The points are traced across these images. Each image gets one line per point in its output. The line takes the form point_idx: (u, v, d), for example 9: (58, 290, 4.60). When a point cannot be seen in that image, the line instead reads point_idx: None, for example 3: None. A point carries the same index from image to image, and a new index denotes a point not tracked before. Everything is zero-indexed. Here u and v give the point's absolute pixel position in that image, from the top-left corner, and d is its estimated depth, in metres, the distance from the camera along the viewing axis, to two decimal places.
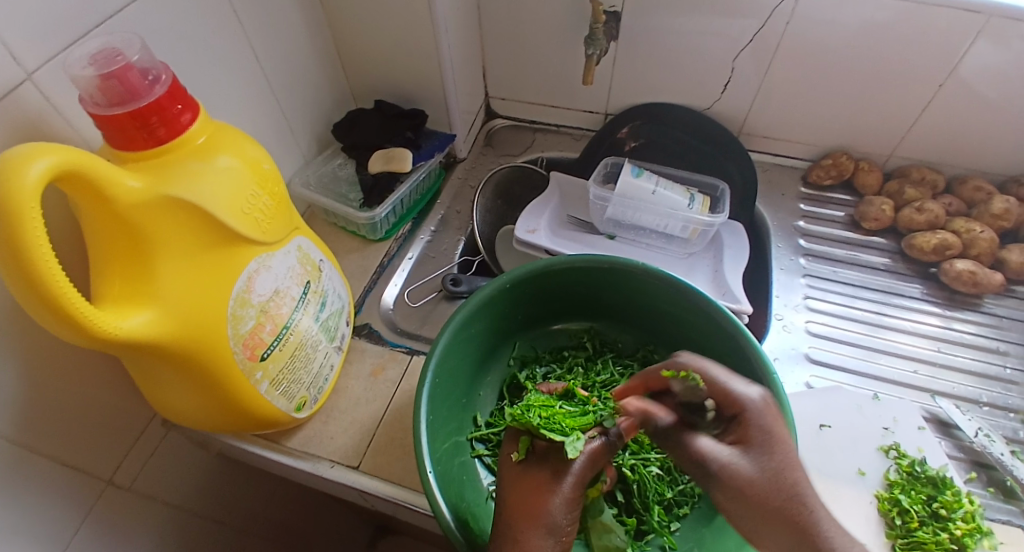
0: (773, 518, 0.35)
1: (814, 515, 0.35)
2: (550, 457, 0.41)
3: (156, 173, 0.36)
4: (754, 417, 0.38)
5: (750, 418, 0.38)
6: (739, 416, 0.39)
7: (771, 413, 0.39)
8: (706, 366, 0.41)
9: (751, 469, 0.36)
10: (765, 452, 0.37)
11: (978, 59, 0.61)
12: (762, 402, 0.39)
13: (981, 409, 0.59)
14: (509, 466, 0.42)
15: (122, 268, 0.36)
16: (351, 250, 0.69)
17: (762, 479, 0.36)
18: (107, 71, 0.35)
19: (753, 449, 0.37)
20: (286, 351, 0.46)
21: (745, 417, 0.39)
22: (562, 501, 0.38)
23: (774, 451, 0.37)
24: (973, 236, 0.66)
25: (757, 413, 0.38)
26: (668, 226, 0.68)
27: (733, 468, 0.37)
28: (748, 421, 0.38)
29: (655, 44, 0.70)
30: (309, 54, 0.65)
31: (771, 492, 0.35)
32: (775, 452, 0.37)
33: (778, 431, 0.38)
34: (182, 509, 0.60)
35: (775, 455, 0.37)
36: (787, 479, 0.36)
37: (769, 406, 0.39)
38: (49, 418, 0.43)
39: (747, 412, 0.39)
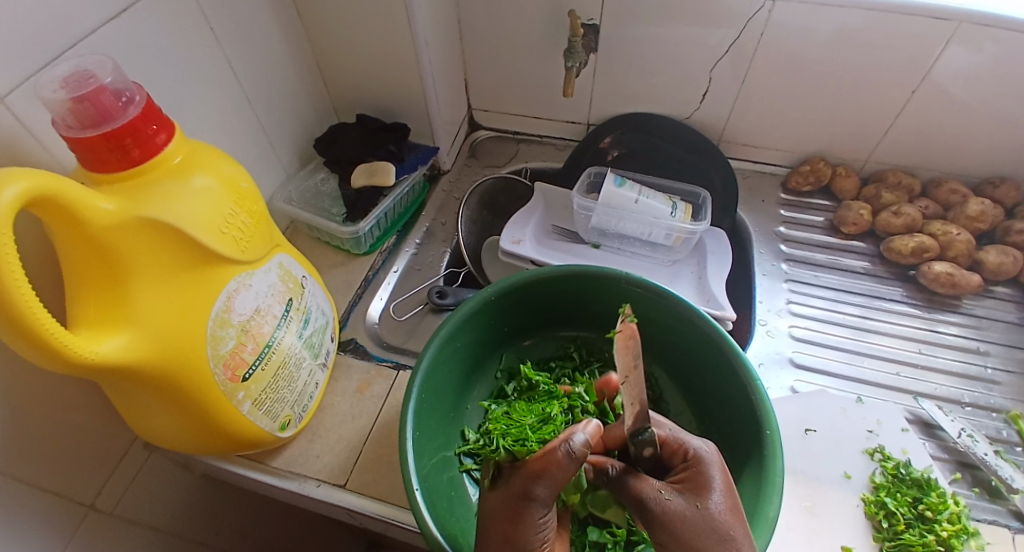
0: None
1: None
2: (511, 478, 0.38)
3: (130, 194, 0.36)
4: (705, 466, 0.37)
5: (699, 468, 0.37)
6: (689, 467, 0.38)
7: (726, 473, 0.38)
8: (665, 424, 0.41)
9: (694, 513, 0.35)
10: (711, 501, 0.35)
11: (949, 63, 0.62)
12: (715, 456, 0.38)
13: (963, 410, 0.60)
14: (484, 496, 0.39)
15: (97, 292, 0.35)
16: (335, 264, 0.68)
17: (701, 523, 0.34)
18: (79, 94, 0.34)
19: (698, 499, 0.35)
20: (269, 370, 0.46)
21: (694, 465, 0.38)
22: (535, 525, 0.36)
23: (722, 504, 0.35)
24: (950, 238, 0.67)
25: (712, 467, 0.37)
26: (653, 234, 0.68)
27: (675, 510, 0.35)
28: (699, 468, 0.37)
29: (634, 54, 0.71)
30: (288, 69, 0.64)
31: (699, 531, 0.34)
32: (722, 507, 0.35)
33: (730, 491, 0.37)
34: (166, 533, 0.59)
35: (724, 506, 0.35)
36: (718, 525, 0.34)
37: (718, 462, 0.38)
38: (27, 444, 0.42)
39: (698, 462, 0.38)
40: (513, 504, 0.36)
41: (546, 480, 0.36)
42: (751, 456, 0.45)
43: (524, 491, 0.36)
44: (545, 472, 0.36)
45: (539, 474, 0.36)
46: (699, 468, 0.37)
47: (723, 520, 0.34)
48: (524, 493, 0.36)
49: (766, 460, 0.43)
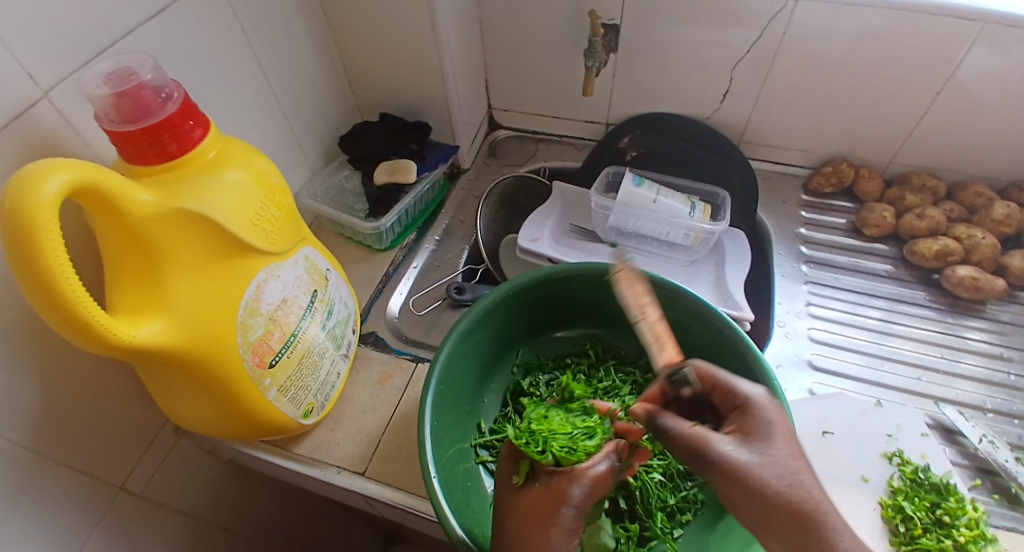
0: (775, 510, 0.33)
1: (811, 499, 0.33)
2: (553, 481, 0.39)
3: (167, 186, 0.38)
4: (762, 413, 0.37)
5: (757, 416, 0.37)
6: (747, 414, 0.38)
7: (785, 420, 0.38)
8: (714, 371, 0.41)
9: (759, 462, 0.35)
10: (774, 447, 0.35)
11: (974, 64, 0.61)
12: (772, 403, 0.38)
13: (985, 416, 0.58)
14: (510, 491, 0.40)
15: (135, 279, 0.37)
16: (357, 259, 0.70)
17: (768, 471, 0.34)
18: (121, 90, 0.36)
19: (762, 446, 0.36)
20: (293, 359, 0.47)
21: (752, 413, 0.38)
22: (564, 532, 0.37)
23: (787, 451, 0.35)
24: (975, 241, 0.66)
25: (772, 415, 0.37)
26: (671, 233, 0.69)
27: (739, 459, 0.35)
28: (758, 417, 0.37)
29: (655, 54, 0.71)
30: (315, 68, 0.66)
31: (770, 478, 0.34)
32: (787, 451, 0.35)
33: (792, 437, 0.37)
34: (192, 516, 0.61)
35: (790, 451, 0.36)
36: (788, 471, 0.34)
37: (775, 409, 0.38)
38: (63, 425, 0.44)
39: (756, 410, 0.38)
40: (552, 503, 0.38)
41: (584, 482, 0.39)
42: None
43: (564, 493, 0.38)
44: (584, 476, 0.39)
45: (578, 478, 0.39)
46: (758, 415, 0.37)
47: (792, 466, 0.35)
48: (564, 495, 0.38)
49: None
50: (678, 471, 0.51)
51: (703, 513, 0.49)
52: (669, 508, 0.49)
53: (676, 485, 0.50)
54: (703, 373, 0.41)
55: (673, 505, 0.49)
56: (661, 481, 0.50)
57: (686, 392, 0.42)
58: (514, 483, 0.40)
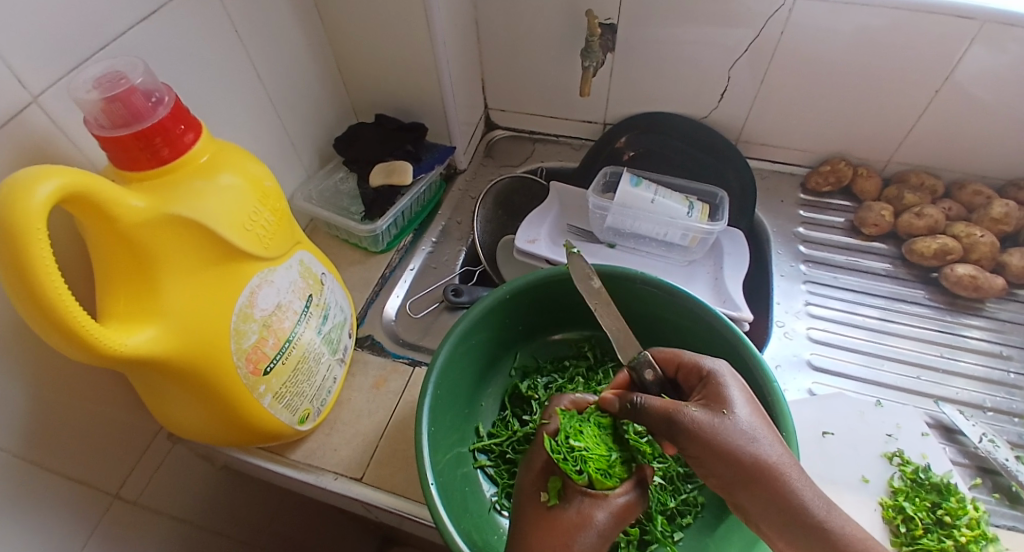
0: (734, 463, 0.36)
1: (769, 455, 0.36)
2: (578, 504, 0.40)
3: (159, 192, 0.37)
4: (724, 381, 0.39)
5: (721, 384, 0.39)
6: (708, 384, 0.40)
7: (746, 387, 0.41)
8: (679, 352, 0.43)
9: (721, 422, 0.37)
10: (735, 408, 0.37)
11: (972, 63, 0.61)
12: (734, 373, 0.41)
13: (985, 415, 0.58)
14: (533, 506, 0.41)
15: (126, 286, 0.36)
16: (353, 262, 0.69)
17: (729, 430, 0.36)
18: (111, 94, 0.35)
19: (726, 409, 0.37)
20: (288, 365, 0.47)
21: (715, 382, 0.40)
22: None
23: (750, 412, 0.38)
24: (974, 240, 0.66)
25: (733, 382, 0.39)
26: (668, 234, 0.68)
27: (703, 420, 0.37)
28: (721, 385, 0.39)
29: (652, 54, 0.70)
30: (309, 70, 0.66)
31: (732, 437, 0.36)
32: (749, 412, 0.38)
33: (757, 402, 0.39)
34: (187, 522, 0.60)
35: (752, 412, 0.38)
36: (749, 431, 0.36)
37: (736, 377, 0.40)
38: (56, 434, 0.44)
39: (719, 377, 0.40)
40: (574, 525, 0.39)
41: (611, 510, 0.40)
42: None
43: (591, 518, 0.39)
44: (612, 503, 0.41)
45: (605, 504, 0.40)
46: (722, 383, 0.39)
47: (753, 425, 0.37)
48: (588, 520, 0.39)
49: None
50: (677, 474, 0.50)
51: (703, 516, 0.49)
52: (669, 511, 0.49)
53: (675, 489, 0.50)
54: (668, 354, 0.44)
55: (673, 508, 0.49)
56: (660, 484, 0.50)
57: (650, 375, 0.43)
58: (542, 501, 0.41)
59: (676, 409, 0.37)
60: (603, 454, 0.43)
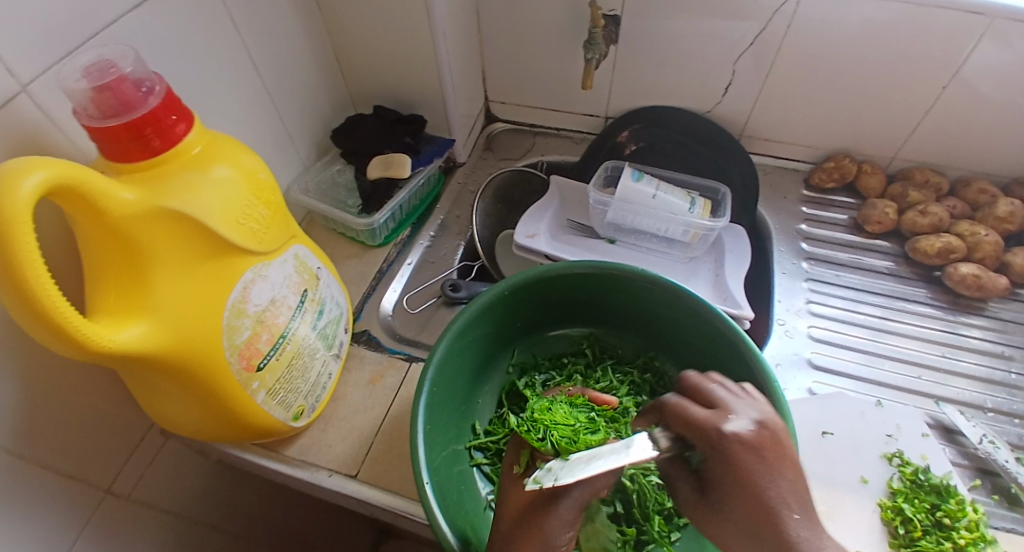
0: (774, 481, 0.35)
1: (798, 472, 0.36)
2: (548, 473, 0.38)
3: (149, 184, 0.36)
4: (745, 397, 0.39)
5: (727, 455, 0.35)
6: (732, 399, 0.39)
7: (765, 442, 0.36)
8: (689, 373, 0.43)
9: (759, 435, 0.36)
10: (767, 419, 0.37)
11: (981, 59, 0.60)
12: (748, 431, 0.36)
13: (985, 415, 0.58)
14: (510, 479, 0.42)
15: (116, 281, 0.36)
16: (350, 255, 0.68)
17: (767, 444, 0.36)
18: (101, 84, 0.34)
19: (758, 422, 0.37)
20: (283, 361, 0.46)
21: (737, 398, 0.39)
22: (562, 521, 0.37)
23: (762, 484, 0.34)
24: (977, 239, 0.65)
25: (741, 451, 0.35)
26: (669, 230, 0.67)
27: (743, 434, 0.36)
28: (726, 457, 0.35)
29: (655, 47, 0.69)
30: (306, 59, 0.64)
31: (772, 449, 0.36)
32: (760, 484, 0.34)
33: (775, 464, 0.35)
34: (181, 515, 0.60)
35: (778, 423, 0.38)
36: (781, 442, 0.36)
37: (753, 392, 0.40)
38: (48, 427, 0.43)
39: (726, 447, 0.35)
40: (546, 497, 0.37)
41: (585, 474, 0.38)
42: None
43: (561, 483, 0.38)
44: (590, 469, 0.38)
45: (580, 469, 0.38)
46: (727, 451, 0.35)
47: (784, 441, 0.37)
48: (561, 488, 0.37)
49: None
50: None
51: None
52: (666, 511, 0.48)
53: None
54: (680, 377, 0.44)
55: (670, 508, 0.48)
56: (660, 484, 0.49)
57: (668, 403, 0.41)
58: (516, 473, 0.42)
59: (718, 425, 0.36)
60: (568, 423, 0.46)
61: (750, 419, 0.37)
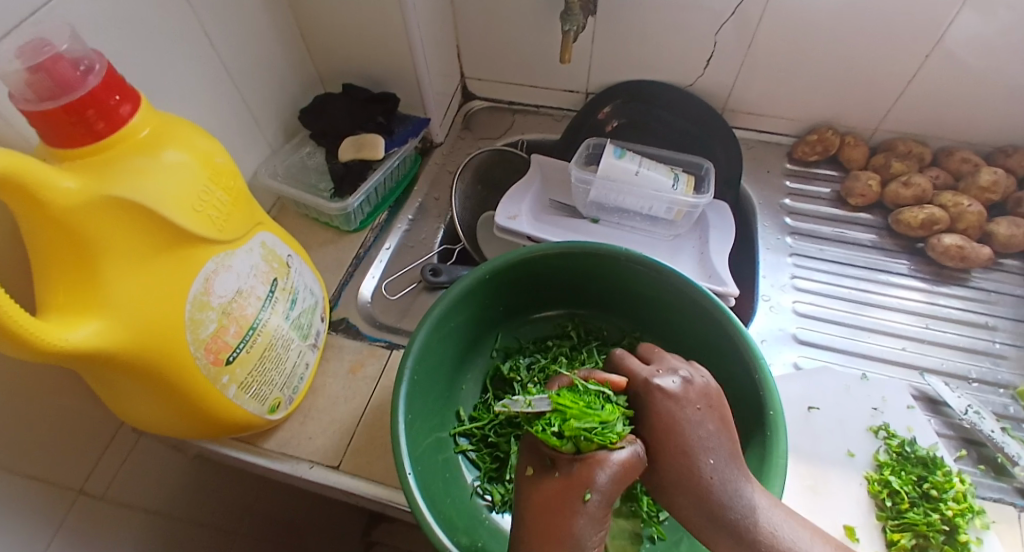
0: (691, 443, 0.37)
1: (727, 429, 0.38)
2: (571, 469, 0.36)
3: (94, 171, 0.34)
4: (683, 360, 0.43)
5: (654, 403, 0.39)
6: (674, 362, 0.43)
7: (691, 396, 0.39)
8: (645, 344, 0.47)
9: (684, 390, 0.39)
10: (699, 377, 0.41)
11: (965, 27, 0.59)
12: (675, 384, 0.40)
13: (969, 386, 0.58)
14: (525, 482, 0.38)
15: (64, 277, 0.33)
16: (325, 242, 0.66)
17: (690, 399, 0.39)
18: (35, 63, 0.32)
19: (688, 380, 0.40)
20: (254, 353, 0.44)
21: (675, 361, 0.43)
22: (590, 520, 0.34)
23: (681, 429, 0.38)
24: (961, 210, 0.65)
25: (662, 398, 0.39)
26: (653, 208, 0.66)
27: (667, 387, 0.40)
28: (650, 406, 0.39)
29: (635, 18, 0.67)
30: (269, 36, 0.61)
31: (695, 405, 0.39)
32: (679, 432, 0.38)
33: (697, 416, 0.38)
34: (160, 513, 0.58)
35: (711, 387, 0.40)
36: (712, 399, 0.40)
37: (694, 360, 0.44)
38: (9, 430, 0.41)
39: (650, 396, 0.40)
40: (572, 491, 0.35)
41: (610, 467, 0.36)
42: (754, 436, 0.44)
43: (584, 480, 0.35)
44: (611, 463, 0.36)
45: (603, 462, 0.36)
46: (652, 401, 0.39)
47: (715, 401, 0.40)
48: (585, 483, 0.35)
49: (769, 440, 0.42)
50: None
51: None
52: None
53: None
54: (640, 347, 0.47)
55: None
56: None
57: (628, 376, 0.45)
58: (529, 475, 0.38)
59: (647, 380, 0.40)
60: (577, 404, 0.39)
61: (679, 376, 0.41)
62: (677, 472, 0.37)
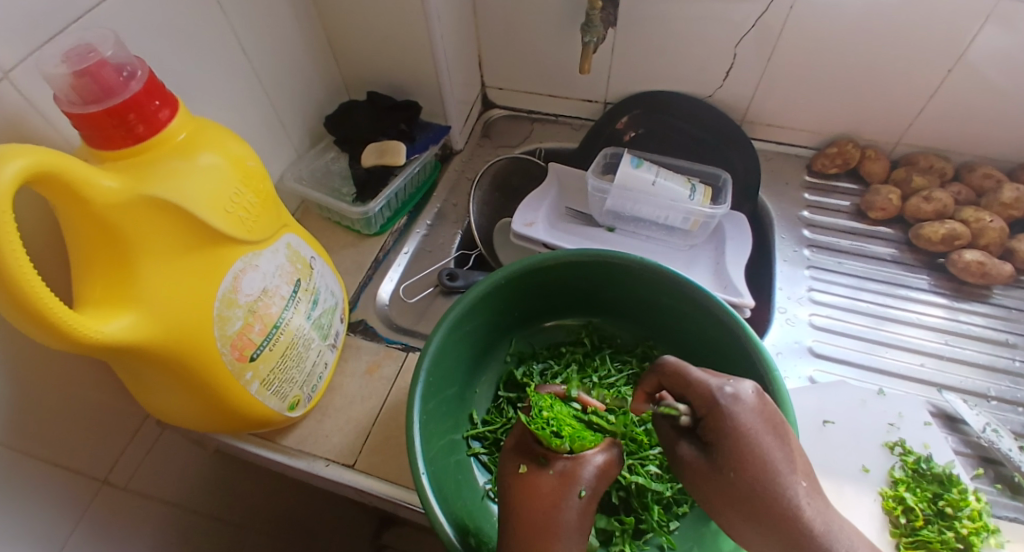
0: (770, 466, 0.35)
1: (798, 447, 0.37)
2: (563, 466, 0.40)
3: (134, 171, 0.35)
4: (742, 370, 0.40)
5: (727, 417, 0.36)
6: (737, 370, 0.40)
7: (763, 409, 0.37)
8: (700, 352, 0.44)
9: (756, 400, 0.37)
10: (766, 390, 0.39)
11: (990, 41, 0.58)
12: (743, 401, 0.37)
13: (988, 404, 0.57)
14: (515, 478, 0.40)
15: (102, 271, 0.35)
16: (346, 245, 0.67)
17: (763, 414, 0.37)
18: (81, 68, 0.34)
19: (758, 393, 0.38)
20: (277, 351, 0.45)
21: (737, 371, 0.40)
22: (581, 512, 0.38)
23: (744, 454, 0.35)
24: (983, 225, 0.64)
25: (737, 410, 0.36)
26: (669, 218, 0.66)
27: (739, 399, 0.37)
28: (723, 418, 0.37)
29: (655, 29, 0.68)
30: (298, 44, 0.63)
31: (769, 418, 0.37)
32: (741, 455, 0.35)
33: (771, 430, 0.36)
34: (178, 505, 0.59)
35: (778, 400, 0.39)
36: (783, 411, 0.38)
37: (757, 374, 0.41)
38: (40, 419, 0.43)
39: (724, 409, 0.37)
40: (567, 487, 0.39)
41: (593, 465, 0.40)
42: None
43: (577, 476, 0.39)
44: (593, 461, 0.41)
45: (587, 461, 0.41)
46: (727, 414, 0.36)
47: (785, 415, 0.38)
48: (576, 478, 0.39)
49: None
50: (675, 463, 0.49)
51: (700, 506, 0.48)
52: (666, 500, 0.48)
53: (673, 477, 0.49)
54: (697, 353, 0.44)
55: (670, 497, 0.48)
56: (657, 473, 0.49)
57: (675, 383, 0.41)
58: (520, 473, 0.40)
59: (718, 391, 0.37)
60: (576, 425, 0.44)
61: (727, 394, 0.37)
62: (756, 511, 0.35)
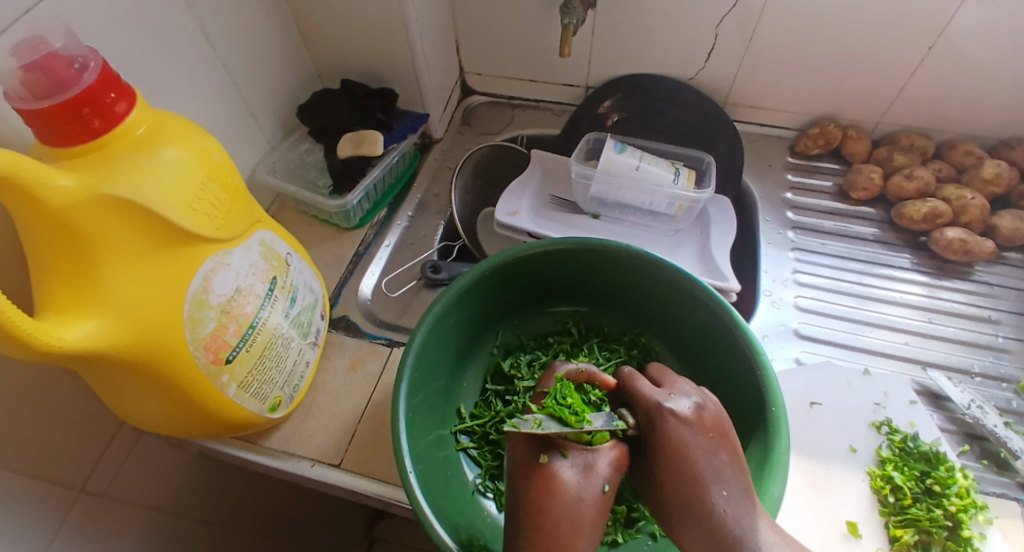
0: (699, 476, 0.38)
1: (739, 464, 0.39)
2: (584, 459, 0.39)
3: (92, 169, 0.33)
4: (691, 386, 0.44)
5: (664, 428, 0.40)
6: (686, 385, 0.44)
7: (703, 422, 0.40)
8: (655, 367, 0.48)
9: (695, 414, 0.41)
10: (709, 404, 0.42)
11: (970, 18, 0.58)
12: (681, 413, 0.41)
13: (973, 380, 0.58)
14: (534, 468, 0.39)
15: (63, 275, 0.33)
16: (325, 239, 0.66)
17: (702, 428, 0.40)
18: (28, 61, 0.32)
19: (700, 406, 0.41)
20: (254, 352, 0.44)
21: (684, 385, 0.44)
22: (599, 505, 0.38)
23: (694, 458, 0.38)
24: (964, 203, 0.64)
25: (675, 421, 0.40)
26: (654, 202, 0.65)
27: (680, 411, 0.41)
28: (662, 429, 0.40)
29: (636, 11, 0.66)
30: (266, 31, 0.60)
31: (707, 432, 0.40)
32: (690, 459, 0.38)
33: (708, 444, 0.39)
34: (162, 509, 0.58)
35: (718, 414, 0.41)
36: (724, 427, 0.41)
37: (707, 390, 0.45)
38: (8, 431, 0.41)
39: (662, 419, 0.41)
40: (589, 478, 0.38)
41: (609, 457, 0.40)
42: (756, 434, 0.44)
43: (597, 471, 0.39)
44: (608, 454, 0.40)
45: (604, 453, 0.40)
46: (665, 425, 0.40)
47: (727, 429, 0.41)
48: (597, 469, 0.39)
49: (771, 438, 0.42)
50: None
51: None
52: None
53: None
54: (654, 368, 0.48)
55: None
56: None
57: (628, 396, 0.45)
58: (541, 463, 0.39)
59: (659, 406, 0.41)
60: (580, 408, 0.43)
61: (691, 401, 0.42)
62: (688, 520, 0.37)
